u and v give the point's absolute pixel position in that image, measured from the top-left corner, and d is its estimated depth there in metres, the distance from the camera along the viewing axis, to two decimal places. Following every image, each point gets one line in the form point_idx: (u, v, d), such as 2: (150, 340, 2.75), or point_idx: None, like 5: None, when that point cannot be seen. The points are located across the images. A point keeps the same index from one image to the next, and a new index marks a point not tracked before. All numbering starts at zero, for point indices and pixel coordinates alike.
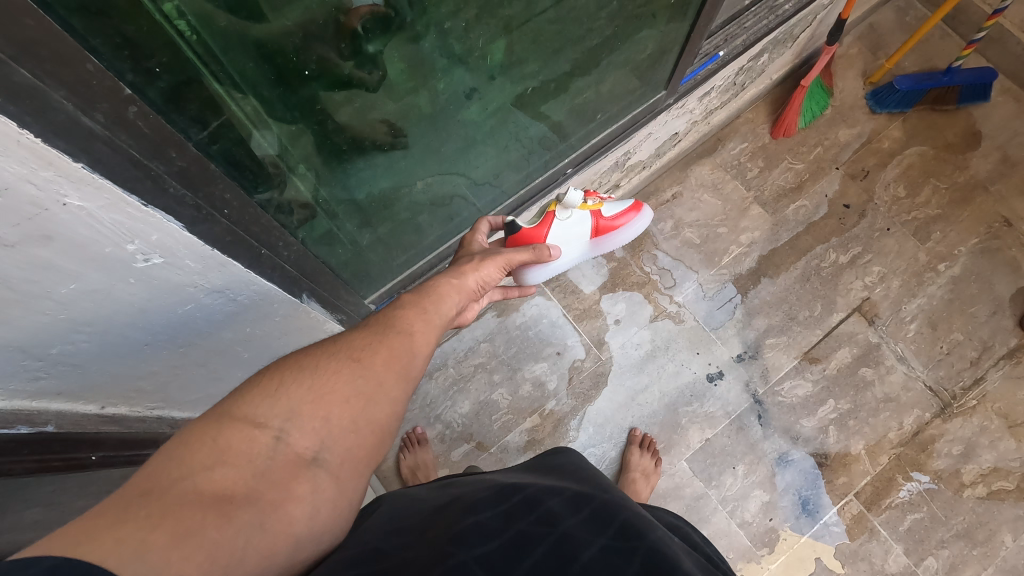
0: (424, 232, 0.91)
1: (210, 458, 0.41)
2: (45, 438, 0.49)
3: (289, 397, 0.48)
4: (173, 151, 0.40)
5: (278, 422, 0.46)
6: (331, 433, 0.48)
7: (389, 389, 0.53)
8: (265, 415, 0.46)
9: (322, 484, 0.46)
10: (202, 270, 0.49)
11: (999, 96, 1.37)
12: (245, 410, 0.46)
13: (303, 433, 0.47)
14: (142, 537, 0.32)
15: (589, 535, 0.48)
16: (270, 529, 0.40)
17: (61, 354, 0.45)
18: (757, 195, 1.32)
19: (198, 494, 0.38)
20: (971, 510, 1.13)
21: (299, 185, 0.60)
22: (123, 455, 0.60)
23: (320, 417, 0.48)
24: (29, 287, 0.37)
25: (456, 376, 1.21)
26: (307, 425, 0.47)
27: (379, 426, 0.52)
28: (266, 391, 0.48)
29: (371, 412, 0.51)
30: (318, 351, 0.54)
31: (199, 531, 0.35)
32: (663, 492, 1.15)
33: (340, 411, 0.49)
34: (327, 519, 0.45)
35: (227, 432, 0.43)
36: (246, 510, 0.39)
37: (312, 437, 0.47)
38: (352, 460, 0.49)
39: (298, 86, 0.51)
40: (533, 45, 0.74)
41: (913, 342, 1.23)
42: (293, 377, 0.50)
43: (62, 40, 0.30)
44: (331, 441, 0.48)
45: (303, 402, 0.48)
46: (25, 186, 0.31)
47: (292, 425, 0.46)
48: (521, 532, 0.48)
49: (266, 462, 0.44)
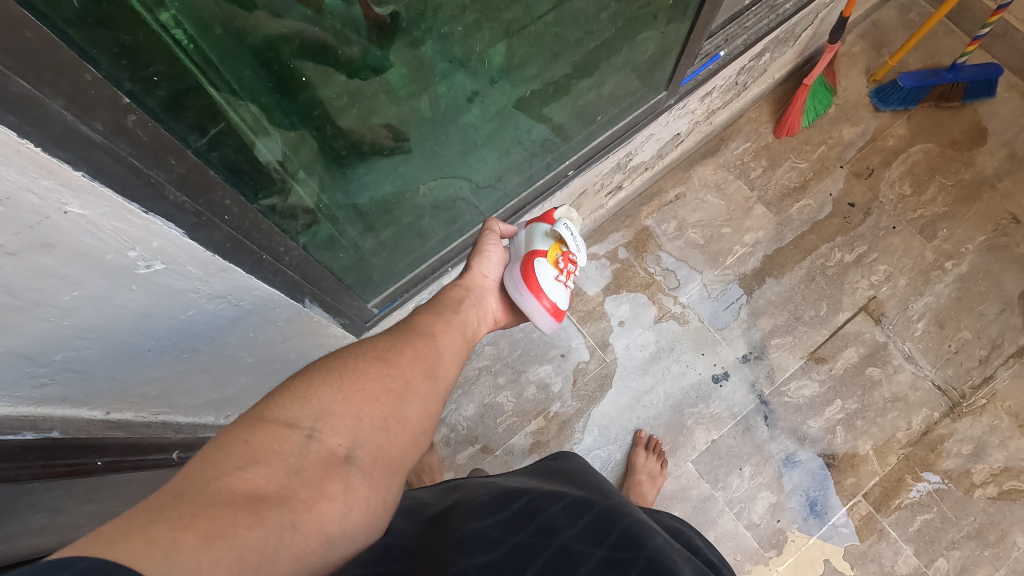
0: (426, 236, 0.91)
1: (243, 459, 0.41)
2: (51, 444, 0.49)
3: (320, 398, 0.48)
4: (172, 158, 0.40)
5: (310, 421, 0.46)
6: (363, 430, 0.49)
7: (416, 388, 0.55)
8: (297, 415, 0.46)
9: (355, 481, 0.46)
10: (204, 275, 0.49)
11: (1005, 92, 1.36)
12: (277, 412, 0.46)
13: (335, 432, 0.47)
14: (173, 539, 0.32)
15: (588, 548, 0.48)
16: (301, 529, 0.40)
17: (64, 361, 0.45)
18: (760, 195, 1.32)
19: (229, 494, 0.38)
20: (982, 510, 1.12)
21: (301, 191, 0.60)
22: (129, 460, 0.60)
23: (351, 414, 0.49)
24: (30, 294, 0.37)
25: (460, 379, 1.21)
26: (338, 423, 0.47)
27: (409, 424, 0.53)
28: (297, 392, 0.48)
29: (401, 409, 0.52)
30: (345, 354, 0.55)
31: (229, 532, 0.35)
32: (669, 494, 1.15)
33: (371, 409, 0.50)
34: (360, 520, 0.45)
35: (260, 433, 0.43)
36: (278, 510, 0.39)
37: (344, 435, 0.47)
38: (384, 457, 0.49)
39: (296, 91, 0.52)
40: (534, 48, 0.74)
41: (920, 340, 1.22)
42: (324, 378, 0.50)
43: (60, 51, 0.30)
44: (362, 440, 0.48)
45: (333, 402, 0.48)
46: (25, 195, 0.32)
47: (324, 423, 0.47)
48: (520, 543, 0.48)
49: (299, 460, 0.43)
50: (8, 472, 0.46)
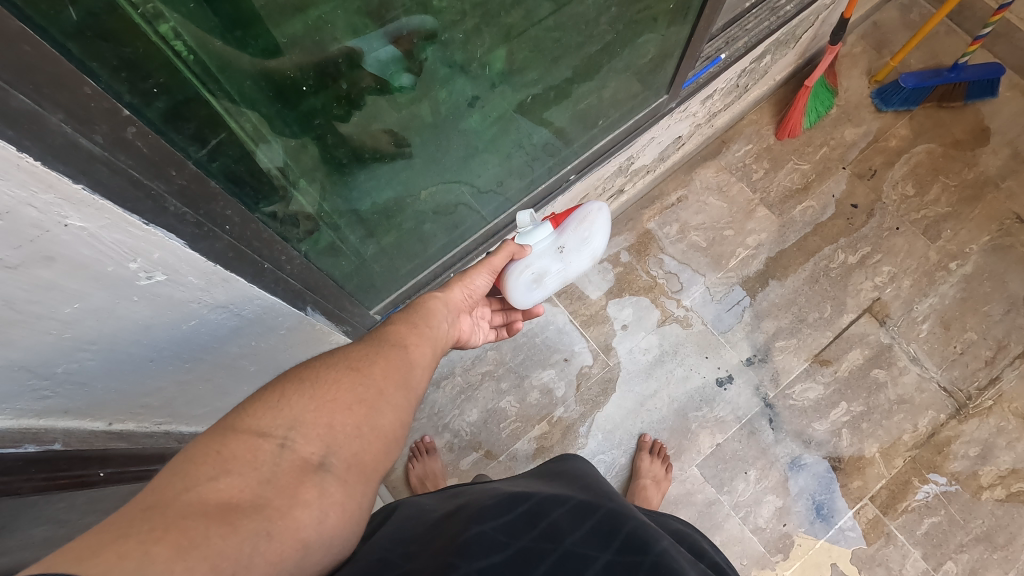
0: (428, 241, 0.91)
1: (215, 469, 0.40)
2: (53, 456, 0.49)
3: (292, 406, 0.47)
4: (173, 170, 0.40)
5: (282, 430, 0.45)
6: (336, 438, 0.47)
7: (391, 396, 0.53)
8: (268, 424, 0.45)
9: (330, 487, 0.45)
10: (205, 286, 0.49)
11: (1008, 92, 1.35)
12: (249, 422, 0.45)
13: (308, 440, 0.46)
14: (144, 552, 0.32)
15: (592, 552, 0.48)
16: (277, 537, 0.39)
17: (65, 373, 0.45)
18: (763, 197, 1.31)
19: (201, 504, 0.37)
20: (990, 512, 1.11)
21: (302, 200, 0.60)
22: (131, 470, 0.61)
23: (324, 423, 0.47)
24: (30, 308, 0.37)
25: (463, 385, 1.20)
26: (311, 432, 0.46)
27: (383, 433, 0.51)
28: (269, 402, 0.47)
29: (374, 418, 0.50)
30: (319, 362, 0.53)
31: (201, 541, 0.34)
32: (674, 499, 1.14)
33: (343, 418, 0.49)
34: (337, 525, 0.44)
35: (230, 442, 0.42)
36: (251, 518, 0.38)
37: (318, 443, 0.46)
38: (359, 464, 0.48)
39: (296, 101, 0.51)
40: (534, 52, 0.74)
41: (926, 342, 1.21)
42: (298, 387, 0.49)
43: (60, 64, 0.30)
44: (336, 447, 0.47)
45: (305, 411, 0.47)
46: (25, 209, 0.32)
47: (296, 432, 0.45)
48: (524, 547, 0.48)
49: (271, 469, 0.43)
50: (8, 487, 0.45)
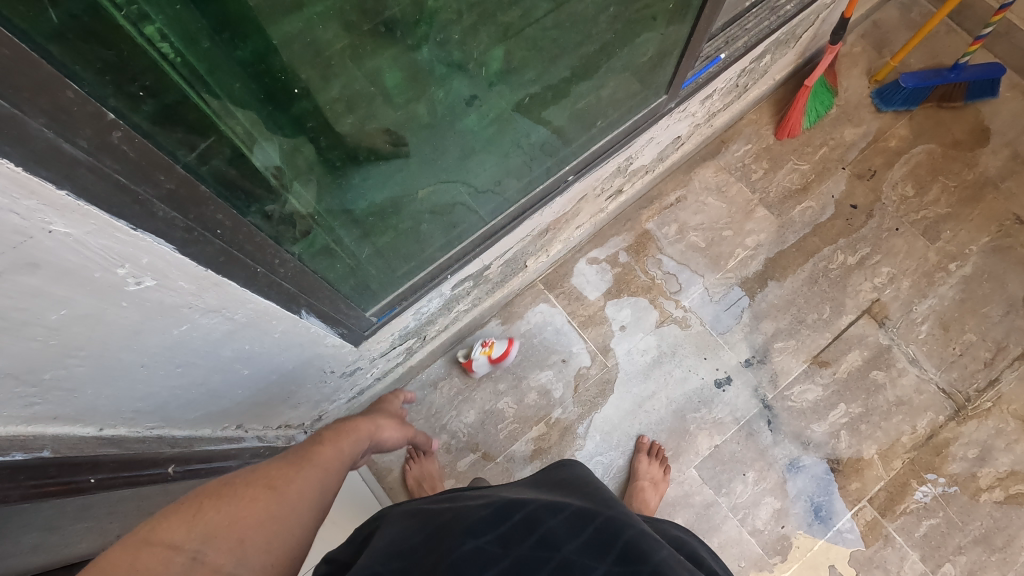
0: (424, 242, 0.88)
1: None
2: (40, 463, 0.45)
3: (203, 520, 0.42)
4: (161, 174, 0.39)
5: (195, 541, 0.40)
6: (249, 555, 0.43)
7: (302, 517, 0.48)
8: (178, 536, 0.40)
9: None
10: (196, 290, 0.49)
11: (1008, 92, 1.35)
12: (155, 531, 0.40)
13: (220, 555, 0.41)
14: None
15: (591, 562, 0.48)
16: None
17: (53, 380, 0.44)
18: (762, 197, 1.31)
19: None
20: (989, 515, 1.11)
21: (296, 202, 0.59)
22: (124, 477, 0.55)
23: (237, 537, 0.43)
24: (16, 314, 0.36)
25: (461, 385, 1.20)
26: (224, 546, 0.41)
27: (295, 551, 0.46)
28: (177, 513, 0.42)
29: (287, 536, 0.46)
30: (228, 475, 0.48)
31: None
32: (673, 501, 1.14)
33: (256, 534, 0.44)
34: None
35: (131, 555, 0.37)
36: None
37: (230, 558, 0.41)
38: None
39: (288, 102, 0.50)
40: (532, 52, 0.73)
41: (925, 343, 1.21)
42: (217, 501, 0.44)
43: (40, 68, 0.29)
44: (250, 561, 0.42)
45: (218, 525, 0.42)
46: (8, 215, 0.31)
47: (209, 545, 0.41)
48: (521, 558, 0.48)
49: None
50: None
